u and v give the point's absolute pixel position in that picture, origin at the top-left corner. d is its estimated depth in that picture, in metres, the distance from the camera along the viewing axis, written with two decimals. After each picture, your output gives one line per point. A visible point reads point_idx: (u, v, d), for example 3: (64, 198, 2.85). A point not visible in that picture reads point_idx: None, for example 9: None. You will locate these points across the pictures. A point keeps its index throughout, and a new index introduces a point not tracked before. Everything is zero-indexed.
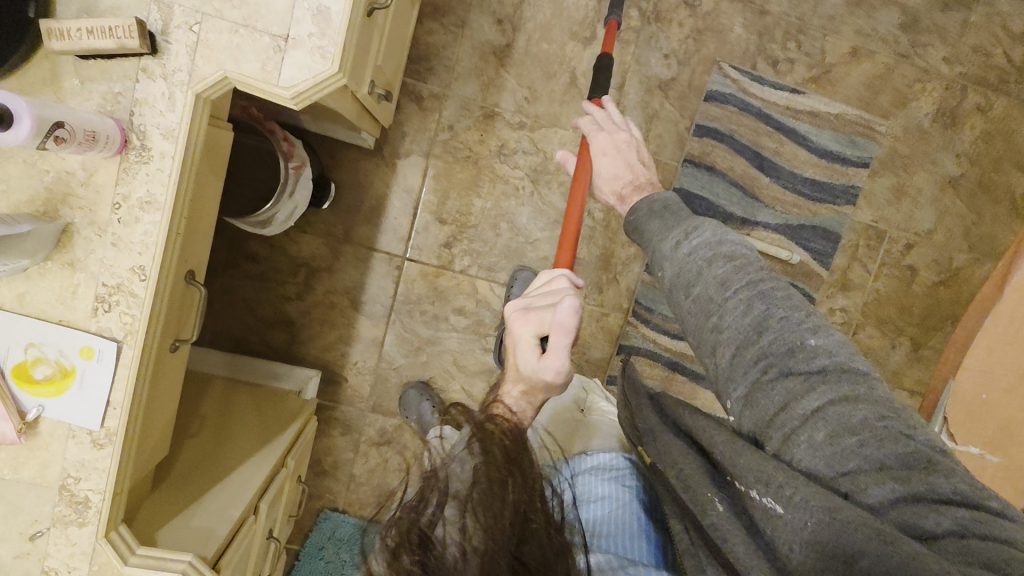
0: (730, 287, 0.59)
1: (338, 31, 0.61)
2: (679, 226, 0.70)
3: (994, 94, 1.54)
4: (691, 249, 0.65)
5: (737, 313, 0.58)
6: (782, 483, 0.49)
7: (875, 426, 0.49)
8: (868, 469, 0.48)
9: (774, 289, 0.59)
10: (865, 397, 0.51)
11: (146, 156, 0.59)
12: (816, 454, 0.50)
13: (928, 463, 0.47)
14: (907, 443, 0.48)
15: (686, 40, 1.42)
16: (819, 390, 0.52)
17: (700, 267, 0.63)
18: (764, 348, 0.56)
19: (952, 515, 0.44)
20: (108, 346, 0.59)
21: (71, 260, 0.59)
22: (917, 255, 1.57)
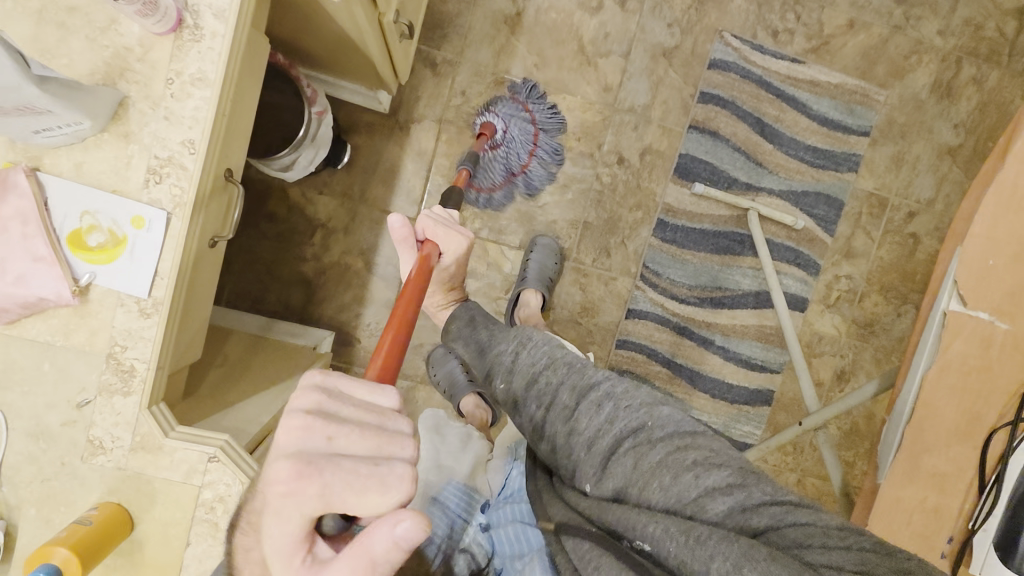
0: (576, 391, 0.72)
1: None
2: (511, 340, 0.82)
3: (987, 65, 1.60)
4: (529, 360, 0.77)
5: (589, 409, 0.69)
6: (650, 523, 0.59)
7: (704, 458, 0.62)
8: (707, 494, 0.59)
9: (613, 386, 0.71)
10: (692, 441, 0.64)
11: (199, 35, 0.61)
12: (669, 494, 0.60)
13: (746, 477, 0.60)
14: (729, 466, 0.61)
15: (689, 9, 1.47)
16: (657, 443, 0.64)
17: (545, 371, 0.75)
18: (616, 432, 0.67)
19: (769, 512, 0.57)
20: (158, 215, 0.62)
21: (126, 132, 0.62)
22: (918, 223, 1.61)
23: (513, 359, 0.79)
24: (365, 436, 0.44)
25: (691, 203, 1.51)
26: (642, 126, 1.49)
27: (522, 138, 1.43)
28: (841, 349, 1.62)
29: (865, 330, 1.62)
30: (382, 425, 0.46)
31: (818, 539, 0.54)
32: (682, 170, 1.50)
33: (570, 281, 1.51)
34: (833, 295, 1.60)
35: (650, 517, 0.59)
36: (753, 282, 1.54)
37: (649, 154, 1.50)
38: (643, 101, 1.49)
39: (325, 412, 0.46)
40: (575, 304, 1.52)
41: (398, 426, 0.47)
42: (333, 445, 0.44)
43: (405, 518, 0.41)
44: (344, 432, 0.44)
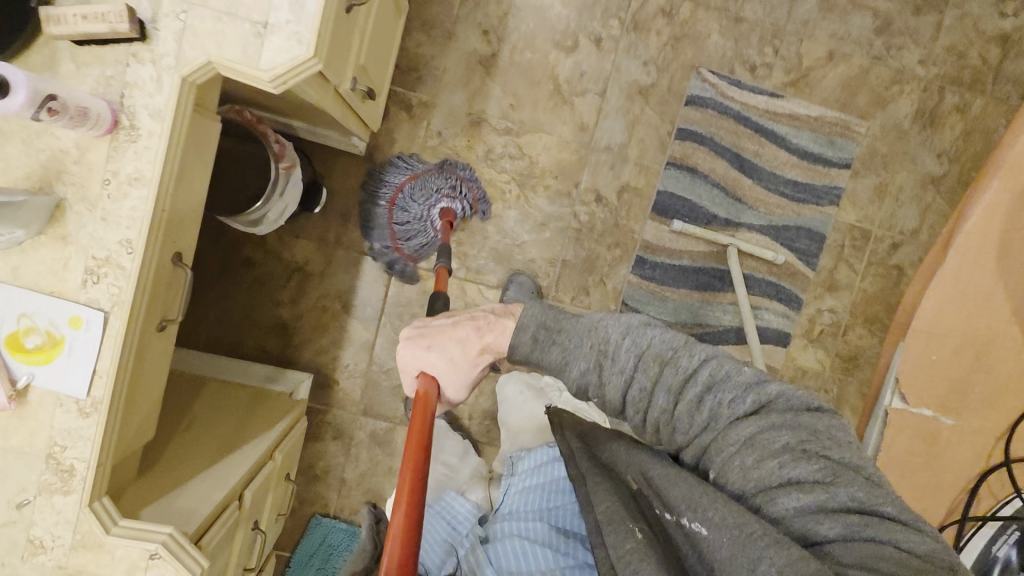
0: (673, 390, 0.67)
1: (314, 18, 0.62)
2: (589, 344, 0.70)
3: (971, 93, 1.57)
4: (621, 346, 0.69)
5: (688, 411, 0.67)
6: (707, 507, 0.60)
7: (792, 453, 0.61)
8: (785, 487, 0.60)
9: (714, 374, 0.67)
10: (787, 423, 0.63)
11: (135, 135, 0.61)
12: (747, 478, 0.62)
13: (833, 476, 0.59)
14: (817, 462, 0.60)
15: (665, 47, 1.47)
16: (750, 424, 0.64)
17: (638, 373, 0.68)
18: (715, 427, 0.66)
19: (843, 521, 0.56)
20: (95, 316, 0.62)
21: (63, 234, 0.62)
22: (902, 254, 1.59)
23: (599, 375, 0.70)
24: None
25: (670, 240, 1.51)
26: (619, 164, 1.49)
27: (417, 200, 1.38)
28: (825, 382, 1.60)
29: (849, 363, 1.60)
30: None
31: (886, 564, 0.53)
32: (660, 208, 1.49)
33: None
34: (816, 329, 1.59)
35: (714, 502, 0.60)
36: (732, 318, 1.53)
37: (627, 191, 1.50)
38: (619, 139, 1.48)
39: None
40: None
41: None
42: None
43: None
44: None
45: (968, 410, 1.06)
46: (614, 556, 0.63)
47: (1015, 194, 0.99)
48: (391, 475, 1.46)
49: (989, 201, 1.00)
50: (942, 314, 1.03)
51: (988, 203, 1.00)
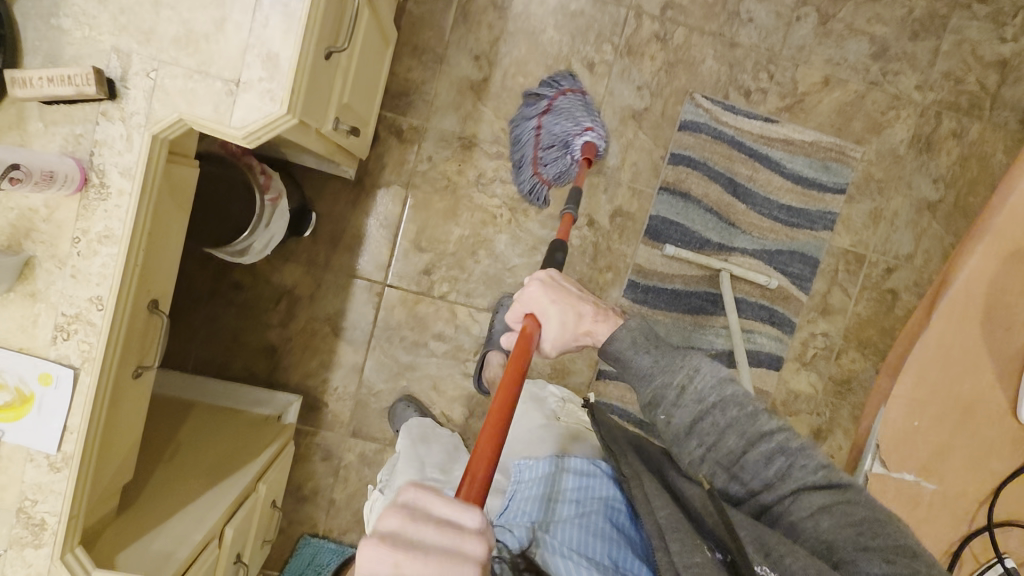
0: (746, 437, 0.69)
1: (287, 75, 0.63)
2: (677, 368, 0.73)
3: (968, 118, 1.55)
4: (700, 386, 0.71)
5: (757, 462, 0.69)
6: (784, 553, 0.60)
7: (869, 526, 0.63)
8: (863, 555, 0.62)
9: (789, 438, 0.69)
10: (862, 500, 0.66)
11: (104, 194, 0.63)
12: (819, 538, 0.65)
13: (913, 555, 0.61)
14: (897, 539, 0.62)
15: (659, 72, 1.46)
16: (823, 491, 0.67)
17: (715, 410, 0.70)
18: (786, 488, 0.68)
19: None
20: (64, 372, 0.65)
21: (32, 291, 0.64)
22: (896, 278, 1.58)
23: (676, 397, 0.72)
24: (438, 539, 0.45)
25: (662, 264, 1.50)
26: (611, 188, 1.48)
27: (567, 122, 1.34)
28: (817, 407, 1.59)
29: (842, 387, 1.59)
30: (457, 519, 0.47)
31: None
32: (652, 232, 1.48)
33: None
34: (809, 353, 1.58)
35: (794, 551, 0.60)
36: (725, 342, 1.52)
37: (619, 215, 1.49)
38: (612, 163, 1.47)
39: (395, 533, 0.45)
40: (544, 364, 1.51)
41: (469, 517, 0.47)
42: (402, 570, 0.43)
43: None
44: (411, 555, 0.44)
45: (946, 471, 0.84)
46: (677, 562, 0.61)
47: (1002, 262, 0.81)
48: None
49: (972, 268, 0.81)
50: (927, 386, 0.82)
51: (973, 269, 0.81)
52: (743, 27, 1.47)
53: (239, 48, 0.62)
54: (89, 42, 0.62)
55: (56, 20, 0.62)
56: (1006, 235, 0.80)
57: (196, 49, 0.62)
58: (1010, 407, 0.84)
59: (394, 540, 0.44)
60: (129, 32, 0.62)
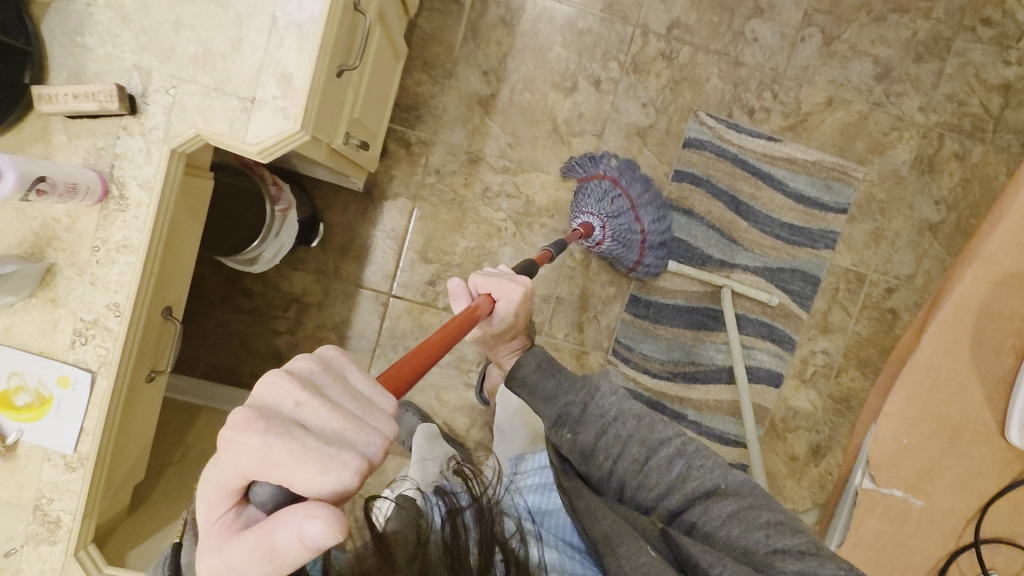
0: (646, 446, 0.73)
1: (300, 93, 0.65)
2: (578, 387, 0.78)
3: (971, 141, 1.56)
4: (601, 404, 0.76)
5: (659, 468, 0.71)
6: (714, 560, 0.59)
7: (775, 526, 0.65)
8: (777, 556, 0.62)
9: (685, 443, 0.73)
10: (763, 504, 0.67)
11: (124, 205, 0.66)
12: (734, 544, 0.64)
13: (816, 549, 0.62)
14: (800, 535, 0.64)
15: (664, 89, 1.48)
16: (727, 497, 0.68)
17: (615, 422, 0.75)
18: (692, 492, 0.69)
19: None
20: (82, 375, 0.67)
21: (53, 297, 0.66)
22: (897, 298, 1.58)
23: (581, 412, 0.76)
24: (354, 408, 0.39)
25: (664, 279, 1.51)
26: None
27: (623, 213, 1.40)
28: (816, 424, 1.60)
29: (842, 406, 1.60)
30: (372, 403, 0.40)
31: None
32: None
33: None
34: (809, 370, 1.58)
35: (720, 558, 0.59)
36: (725, 358, 1.53)
37: None
38: None
39: (311, 381, 0.39)
40: None
41: (384, 401, 0.41)
42: (304, 412, 0.37)
43: (316, 517, 0.33)
44: (317, 400, 0.37)
45: (937, 488, 0.86)
46: (626, 564, 0.59)
47: (994, 289, 0.82)
48: None
49: (962, 292, 0.82)
50: (916, 407, 0.83)
51: (963, 293, 0.82)
52: (749, 46, 1.50)
53: (255, 67, 0.65)
54: (112, 59, 0.64)
55: (82, 38, 0.64)
56: (996, 262, 0.81)
57: (214, 67, 0.65)
58: (998, 428, 0.84)
59: (305, 384, 0.38)
60: (151, 50, 0.64)
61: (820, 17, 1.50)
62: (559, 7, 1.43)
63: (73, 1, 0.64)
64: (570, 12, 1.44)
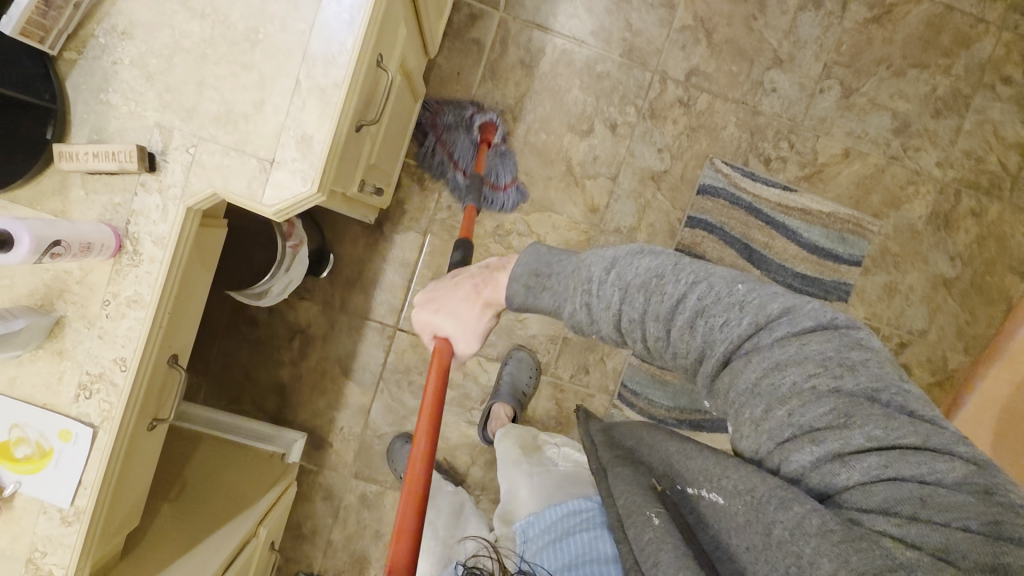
0: (662, 319, 0.63)
1: (318, 156, 0.65)
2: (575, 285, 0.70)
3: (988, 198, 1.55)
4: (604, 293, 0.66)
5: (681, 338, 0.62)
6: (722, 476, 0.59)
7: (801, 393, 0.55)
8: (799, 433, 0.55)
9: (702, 299, 0.62)
10: (792, 359, 0.57)
11: (137, 260, 0.66)
12: (760, 431, 0.57)
13: (845, 418, 0.53)
14: (826, 403, 0.54)
15: (680, 135, 1.49)
16: (752, 362, 0.59)
17: (623, 309, 0.65)
18: (714, 356, 0.61)
19: (859, 466, 0.52)
20: (84, 430, 0.66)
21: (60, 349, 0.67)
22: (910, 352, 1.56)
23: (589, 313, 0.68)
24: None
25: None
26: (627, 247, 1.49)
27: (458, 132, 1.39)
28: None
29: None
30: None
31: (910, 507, 0.49)
32: None
33: (546, 395, 1.50)
34: None
35: (725, 471, 0.59)
36: None
37: None
38: (629, 222, 1.49)
39: None
40: (549, 418, 1.50)
41: None
42: None
43: None
44: None
45: None
46: (636, 549, 0.62)
47: None
48: (377, 540, 1.45)
49: None
50: None
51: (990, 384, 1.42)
52: (767, 96, 1.50)
53: (276, 129, 0.65)
54: (134, 117, 0.66)
55: (106, 95, 0.66)
56: None
57: (235, 128, 0.65)
58: None
59: None
60: (173, 109, 0.65)
61: (839, 70, 1.50)
62: (579, 50, 1.44)
63: (98, 59, 0.65)
64: (589, 56, 1.45)
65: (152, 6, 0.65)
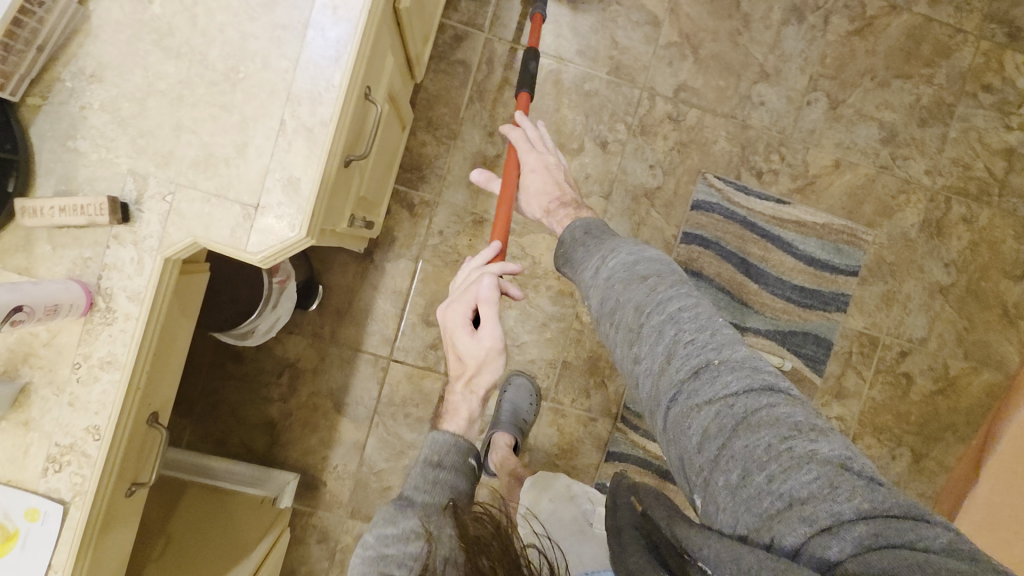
0: (640, 310, 0.67)
1: (306, 199, 0.61)
2: (598, 252, 0.80)
3: (978, 204, 1.55)
4: (610, 272, 0.75)
5: (651, 336, 0.65)
6: (703, 545, 0.52)
7: (779, 456, 0.52)
8: (774, 487, 0.51)
9: (679, 310, 0.65)
10: (765, 421, 0.55)
11: (110, 318, 0.61)
12: (735, 499, 0.53)
13: (832, 489, 0.49)
14: (810, 471, 0.51)
15: (671, 151, 1.47)
16: (716, 403, 0.58)
17: (617, 294, 0.71)
18: (676, 376, 0.61)
19: (850, 536, 0.47)
20: (54, 507, 0.61)
21: (25, 419, 0.61)
22: (911, 361, 1.55)
23: (594, 272, 0.78)
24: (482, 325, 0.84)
25: None
26: None
27: None
28: None
29: None
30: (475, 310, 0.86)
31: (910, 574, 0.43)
32: None
33: (547, 421, 1.46)
34: None
35: (704, 539, 0.52)
36: None
37: None
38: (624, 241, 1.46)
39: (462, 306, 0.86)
40: (551, 445, 1.46)
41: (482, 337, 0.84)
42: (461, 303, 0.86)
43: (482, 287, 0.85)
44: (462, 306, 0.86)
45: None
46: None
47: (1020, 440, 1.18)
48: None
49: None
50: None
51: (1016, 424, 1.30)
52: (755, 110, 1.49)
53: (260, 172, 0.61)
54: (105, 164, 0.61)
55: (74, 142, 0.61)
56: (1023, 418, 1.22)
57: (215, 173, 0.61)
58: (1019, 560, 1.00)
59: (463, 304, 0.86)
60: (148, 154, 0.61)
61: (825, 82, 1.50)
62: (565, 69, 1.43)
63: (66, 104, 0.61)
64: (576, 75, 1.43)
65: (123, 46, 0.61)
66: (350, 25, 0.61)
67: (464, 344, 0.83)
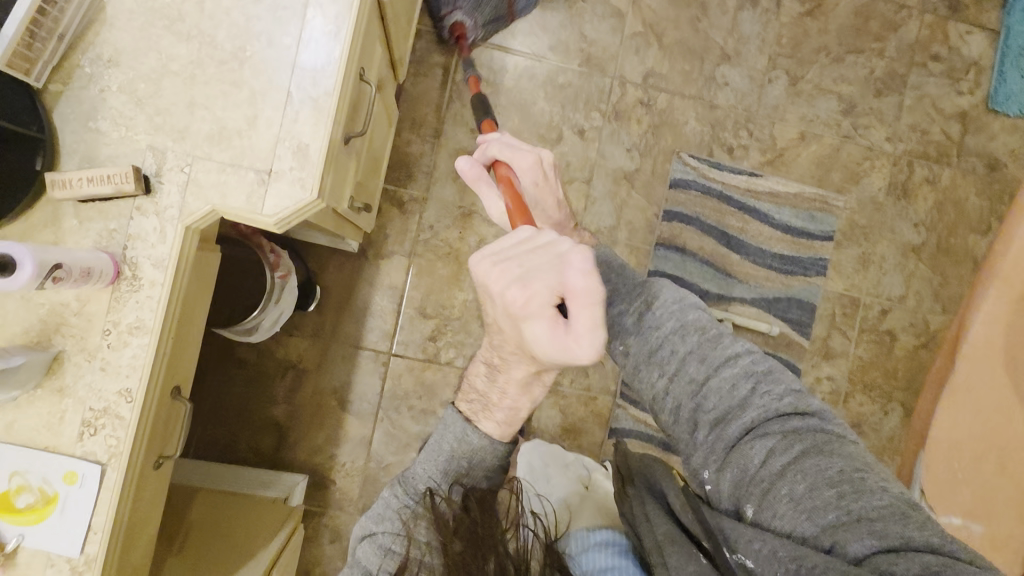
0: (707, 361, 0.68)
1: (316, 164, 0.67)
2: (639, 292, 0.77)
3: (938, 166, 1.64)
4: (660, 315, 0.73)
5: (721, 386, 0.66)
6: (755, 538, 0.58)
7: (851, 482, 0.58)
8: (847, 515, 0.56)
9: (752, 362, 0.68)
10: (838, 452, 0.60)
11: (137, 285, 0.66)
12: (799, 508, 0.58)
13: (899, 515, 0.55)
14: (881, 497, 0.56)
15: (645, 134, 1.54)
16: (790, 444, 0.62)
17: (673, 336, 0.71)
18: (745, 416, 0.65)
19: (920, 560, 0.51)
20: (92, 469, 0.66)
21: (60, 386, 0.66)
22: (892, 319, 1.61)
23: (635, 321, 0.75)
24: (576, 326, 0.64)
25: None
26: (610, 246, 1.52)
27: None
28: None
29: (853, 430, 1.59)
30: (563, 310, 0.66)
31: None
32: None
33: (549, 403, 1.49)
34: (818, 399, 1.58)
35: (757, 533, 0.58)
36: None
37: None
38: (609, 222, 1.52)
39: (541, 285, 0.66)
40: (556, 427, 1.49)
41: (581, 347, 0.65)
42: (540, 287, 0.66)
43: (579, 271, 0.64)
44: (545, 292, 0.66)
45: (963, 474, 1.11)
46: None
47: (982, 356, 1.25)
48: None
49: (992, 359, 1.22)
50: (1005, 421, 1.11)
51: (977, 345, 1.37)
52: (721, 90, 1.57)
53: (271, 141, 0.67)
54: (125, 142, 0.66)
55: (94, 123, 0.66)
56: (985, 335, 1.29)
57: (229, 144, 0.67)
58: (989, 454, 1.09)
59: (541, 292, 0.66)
60: (165, 130, 0.66)
61: (784, 60, 1.59)
62: (539, 64, 1.50)
63: (86, 88, 0.66)
64: (550, 69, 1.50)
65: (136, 32, 0.66)
66: (345, 4, 0.68)
67: (552, 342, 0.66)
